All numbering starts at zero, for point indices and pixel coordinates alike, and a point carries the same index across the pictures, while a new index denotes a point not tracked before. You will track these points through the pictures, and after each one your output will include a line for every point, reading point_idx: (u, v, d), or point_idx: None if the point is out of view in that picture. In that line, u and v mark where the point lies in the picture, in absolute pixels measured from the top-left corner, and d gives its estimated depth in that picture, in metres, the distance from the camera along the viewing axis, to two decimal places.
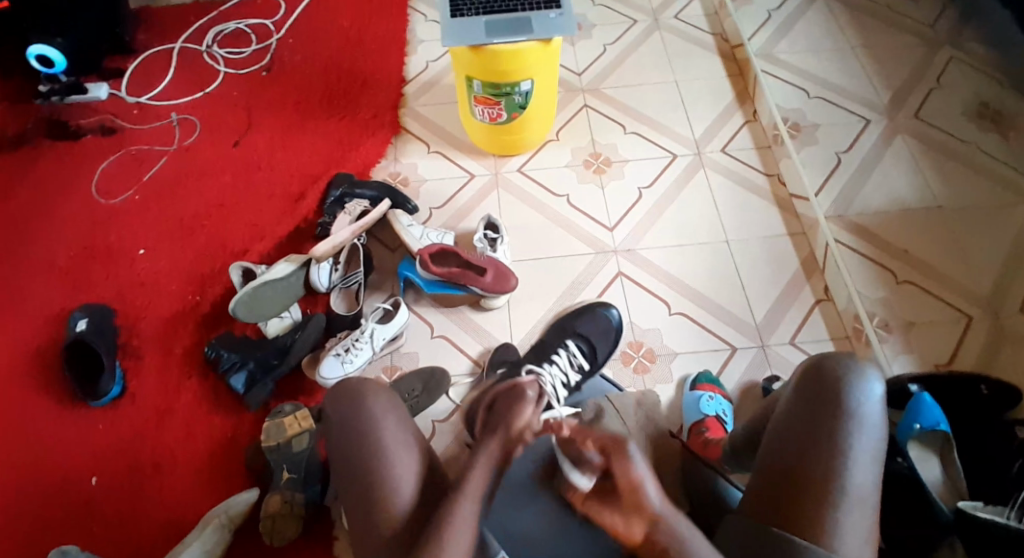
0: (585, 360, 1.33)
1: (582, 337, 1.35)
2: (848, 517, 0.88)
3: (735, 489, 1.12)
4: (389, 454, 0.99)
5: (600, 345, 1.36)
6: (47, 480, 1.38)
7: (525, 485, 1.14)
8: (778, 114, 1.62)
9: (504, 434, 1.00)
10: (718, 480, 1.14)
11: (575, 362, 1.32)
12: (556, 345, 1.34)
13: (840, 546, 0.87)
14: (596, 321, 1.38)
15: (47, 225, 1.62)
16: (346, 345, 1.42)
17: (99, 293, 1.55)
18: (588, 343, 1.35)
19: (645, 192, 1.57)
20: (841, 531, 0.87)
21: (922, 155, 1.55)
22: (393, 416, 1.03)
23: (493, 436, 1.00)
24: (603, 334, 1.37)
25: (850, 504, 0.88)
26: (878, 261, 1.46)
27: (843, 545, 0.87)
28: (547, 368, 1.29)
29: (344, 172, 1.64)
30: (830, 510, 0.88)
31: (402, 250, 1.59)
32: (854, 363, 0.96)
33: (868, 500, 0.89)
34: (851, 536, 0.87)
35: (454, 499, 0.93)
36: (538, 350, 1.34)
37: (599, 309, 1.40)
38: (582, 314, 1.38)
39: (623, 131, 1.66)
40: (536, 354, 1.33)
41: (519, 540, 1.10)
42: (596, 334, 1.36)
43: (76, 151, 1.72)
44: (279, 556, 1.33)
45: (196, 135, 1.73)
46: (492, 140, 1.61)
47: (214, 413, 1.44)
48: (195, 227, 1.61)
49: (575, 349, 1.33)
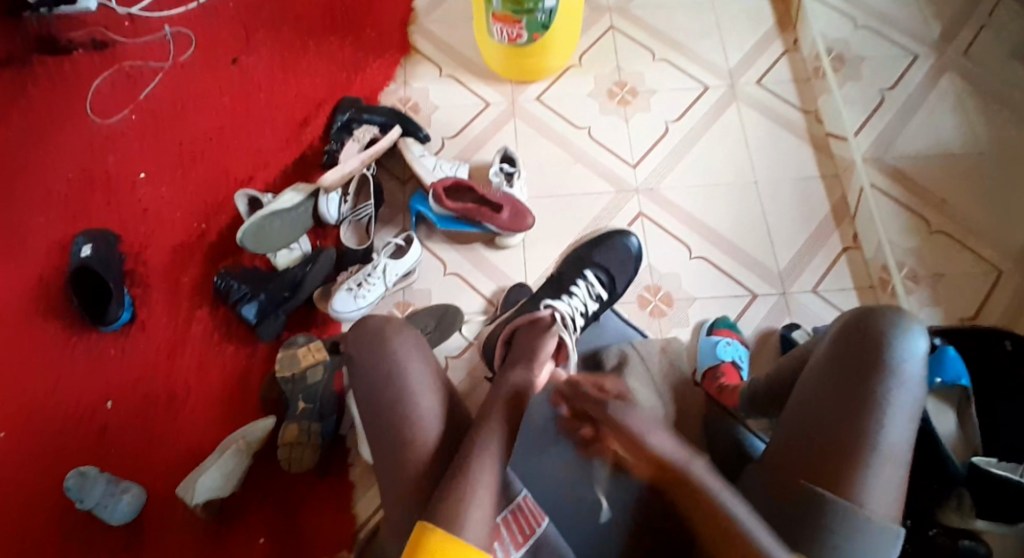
0: (603, 291, 1.29)
1: (600, 268, 1.31)
2: (881, 475, 0.84)
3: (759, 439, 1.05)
4: (416, 396, 0.95)
5: (618, 277, 1.31)
6: (60, 406, 1.37)
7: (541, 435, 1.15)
8: (822, 43, 1.52)
9: (526, 364, 1.01)
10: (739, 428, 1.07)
11: (593, 292, 1.28)
12: (573, 277, 1.30)
13: (870, 504, 0.83)
14: (613, 253, 1.33)
15: (45, 148, 1.56)
16: (358, 280, 1.37)
17: (101, 219, 1.50)
18: (606, 273, 1.30)
19: (672, 126, 1.50)
20: (872, 488, 0.83)
21: (968, 96, 1.45)
22: (417, 357, 0.99)
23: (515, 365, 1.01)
24: (621, 265, 1.32)
25: (882, 461, 0.84)
26: (912, 207, 1.39)
27: (873, 502, 0.83)
28: (565, 299, 1.25)
29: (351, 95, 1.56)
30: (862, 466, 0.84)
31: (412, 182, 1.52)
32: (897, 319, 0.91)
33: (902, 459, 0.85)
34: (881, 494, 0.84)
35: (480, 441, 0.89)
36: (552, 283, 1.30)
37: (617, 238, 1.34)
38: (598, 244, 1.33)
39: (652, 58, 1.57)
40: (553, 286, 1.29)
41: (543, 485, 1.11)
42: (614, 265, 1.32)
43: (69, 67, 1.63)
44: (290, 486, 1.32)
45: (191, 51, 1.64)
46: (510, 65, 1.52)
47: (226, 345, 1.41)
48: (196, 152, 1.55)
49: (594, 279, 1.29)
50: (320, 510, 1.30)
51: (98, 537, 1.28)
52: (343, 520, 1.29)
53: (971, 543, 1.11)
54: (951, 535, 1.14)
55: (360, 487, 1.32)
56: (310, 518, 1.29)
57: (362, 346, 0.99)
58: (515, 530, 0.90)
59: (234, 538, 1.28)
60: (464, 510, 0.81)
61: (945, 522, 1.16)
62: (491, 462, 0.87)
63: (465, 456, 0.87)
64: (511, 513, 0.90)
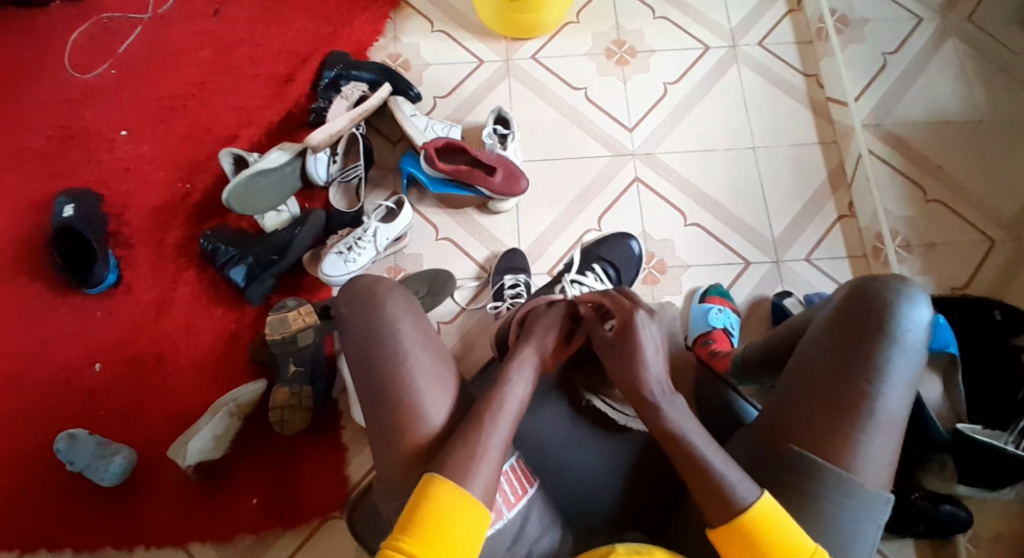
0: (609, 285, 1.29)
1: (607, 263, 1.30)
2: (874, 442, 0.84)
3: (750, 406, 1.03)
4: (414, 366, 0.91)
5: (625, 275, 1.31)
6: (46, 371, 1.35)
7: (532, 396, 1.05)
8: (827, 4, 1.48)
9: (537, 342, 0.95)
10: (729, 392, 1.05)
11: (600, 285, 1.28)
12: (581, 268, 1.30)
13: (861, 469, 0.84)
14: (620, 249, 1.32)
15: (20, 104, 1.50)
16: (348, 243, 1.34)
17: (82, 178, 1.46)
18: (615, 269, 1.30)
19: (670, 89, 1.47)
20: (864, 454, 0.84)
21: (971, 62, 1.43)
22: (409, 318, 0.95)
23: (528, 343, 0.95)
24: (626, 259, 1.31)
25: (878, 427, 0.84)
26: (909, 174, 1.38)
27: (863, 468, 0.84)
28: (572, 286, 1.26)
29: (338, 50, 1.51)
30: (856, 433, 0.84)
31: (403, 143, 1.48)
32: (901, 287, 0.89)
33: (896, 426, 0.85)
34: (873, 461, 0.84)
35: (490, 418, 0.87)
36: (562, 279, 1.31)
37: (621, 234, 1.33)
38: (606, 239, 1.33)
39: (651, 16, 1.52)
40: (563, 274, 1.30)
41: (534, 444, 1.03)
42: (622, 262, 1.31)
43: (43, 19, 1.57)
44: (282, 450, 1.32)
45: (172, 3, 1.57)
46: (504, 22, 1.47)
47: (214, 308, 1.39)
48: (179, 109, 1.50)
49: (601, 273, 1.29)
50: (313, 471, 1.30)
51: (91, 500, 1.28)
52: (339, 480, 1.30)
53: (952, 509, 1.18)
54: (934, 499, 1.20)
55: (354, 448, 1.33)
56: (304, 478, 1.30)
57: (353, 307, 0.96)
58: (506, 490, 0.89)
59: (228, 498, 1.29)
60: (458, 478, 0.81)
61: (928, 486, 1.22)
62: (501, 439, 0.86)
63: (467, 435, 0.85)
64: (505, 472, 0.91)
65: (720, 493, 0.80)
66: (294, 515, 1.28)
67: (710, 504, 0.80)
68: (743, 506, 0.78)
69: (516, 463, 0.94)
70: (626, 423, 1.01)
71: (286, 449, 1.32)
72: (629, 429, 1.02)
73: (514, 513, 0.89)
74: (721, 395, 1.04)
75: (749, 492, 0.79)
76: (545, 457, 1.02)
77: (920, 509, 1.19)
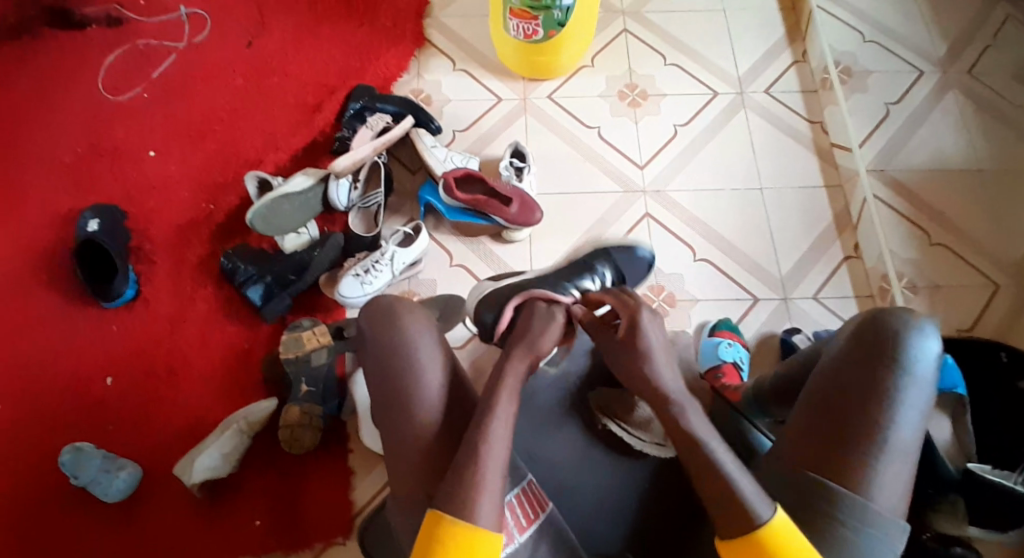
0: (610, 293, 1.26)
1: (615, 268, 1.27)
2: (888, 471, 0.86)
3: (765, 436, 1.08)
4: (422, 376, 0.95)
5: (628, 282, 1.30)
6: (58, 382, 1.36)
7: (554, 415, 1.11)
8: (831, 55, 1.55)
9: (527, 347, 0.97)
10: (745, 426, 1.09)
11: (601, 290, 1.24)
12: (590, 267, 1.24)
13: (876, 496, 0.85)
14: (632, 258, 1.30)
15: (56, 124, 1.56)
16: (366, 266, 1.37)
17: (108, 194, 1.50)
18: (620, 275, 1.27)
19: (681, 130, 1.53)
20: (880, 483, 0.86)
21: (970, 115, 1.50)
22: (428, 335, 0.97)
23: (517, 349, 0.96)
24: (633, 267, 1.30)
25: (892, 455, 0.86)
26: (914, 219, 1.43)
27: (879, 494, 0.85)
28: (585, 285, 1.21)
29: (365, 83, 1.58)
30: (871, 461, 0.86)
31: (422, 172, 1.53)
32: (910, 318, 0.92)
33: (909, 454, 0.87)
34: (888, 489, 0.86)
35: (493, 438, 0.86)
36: (573, 267, 1.24)
37: (641, 244, 1.31)
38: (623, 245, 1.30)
39: (663, 63, 1.60)
40: (574, 267, 1.24)
41: (548, 466, 1.04)
42: (630, 274, 1.29)
43: (80, 43, 1.63)
44: (290, 471, 1.31)
45: (207, 33, 1.64)
46: (522, 61, 1.55)
47: (229, 326, 1.40)
48: (207, 132, 1.55)
49: (607, 277, 1.25)
50: (320, 491, 1.30)
51: (94, 513, 1.28)
52: (344, 505, 1.29)
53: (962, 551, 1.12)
54: (944, 541, 1.15)
55: (360, 471, 1.33)
56: (308, 499, 1.30)
57: (375, 323, 0.98)
58: (518, 512, 0.91)
59: (231, 518, 1.28)
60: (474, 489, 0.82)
61: (938, 527, 1.18)
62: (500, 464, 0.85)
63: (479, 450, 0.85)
64: (516, 495, 0.92)
65: (734, 506, 0.80)
66: (298, 539, 1.27)
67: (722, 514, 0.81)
68: (760, 521, 0.78)
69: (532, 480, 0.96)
70: (641, 448, 1.02)
71: (293, 470, 1.32)
72: (645, 453, 1.03)
73: (524, 538, 0.90)
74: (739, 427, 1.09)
75: (765, 506, 0.79)
76: (563, 481, 1.04)
77: (932, 551, 1.14)
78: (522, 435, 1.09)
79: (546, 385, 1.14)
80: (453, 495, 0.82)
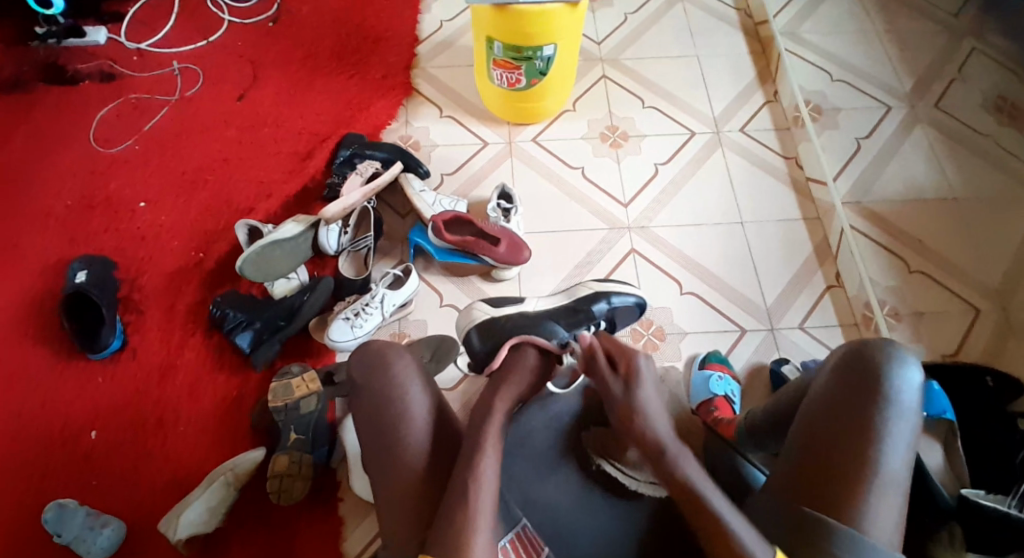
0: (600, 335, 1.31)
1: (608, 315, 1.30)
2: (882, 503, 0.86)
3: (759, 471, 1.04)
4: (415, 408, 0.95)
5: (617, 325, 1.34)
6: (43, 435, 1.33)
7: (547, 457, 1.09)
8: (801, 95, 1.62)
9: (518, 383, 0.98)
10: (738, 460, 1.06)
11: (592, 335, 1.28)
12: (584, 312, 1.28)
13: (872, 528, 0.85)
14: (629, 307, 1.33)
15: (45, 177, 1.57)
16: (356, 309, 1.38)
17: (98, 245, 1.50)
18: (610, 322, 1.32)
19: (662, 168, 1.58)
20: (874, 515, 0.85)
21: (939, 147, 1.56)
22: (417, 385, 0.98)
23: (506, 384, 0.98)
24: (629, 319, 1.34)
25: (884, 488, 0.86)
26: (892, 250, 1.47)
27: (875, 527, 0.85)
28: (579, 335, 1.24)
29: (355, 132, 1.61)
30: (864, 494, 0.86)
31: (412, 216, 1.55)
32: (892, 349, 0.94)
33: (901, 486, 0.87)
34: (883, 521, 0.86)
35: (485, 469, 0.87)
36: (566, 312, 1.27)
37: (637, 297, 1.33)
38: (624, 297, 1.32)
39: (641, 105, 1.66)
40: (569, 316, 1.27)
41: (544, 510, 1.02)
42: (619, 318, 1.33)
43: (73, 98, 1.66)
44: (280, 520, 1.28)
45: (199, 86, 1.68)
46: (507, 108, 1.59)
47: (217, 374, 1.39)
48: (198, 182, 1.57)
49: (599, 326, 1.29)
50: (310, 541, 1.27)
51: None
52: (335, 556, 1.26)
53: None
54: None
55: (352, 520, 1.30)
56: (298, 550, 1.26)
57: (367, 368, 0.99)
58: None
59: None
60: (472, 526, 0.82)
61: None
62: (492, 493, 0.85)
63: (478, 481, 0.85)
64: (511, 540, 0.88)
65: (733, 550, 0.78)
66: None
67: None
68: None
69: (528, 525, 0.92)
70: (638, 486, 0.99)
71: (283, 519, 1.29)
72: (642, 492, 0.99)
73: None
74: (729, 462, 1.06)
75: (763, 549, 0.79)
76: (557, 523, 1.00)
77: None
78: (516, 477, 1.07)
79: (535, 423, 1.13)
80: (453, 528, 0.82)
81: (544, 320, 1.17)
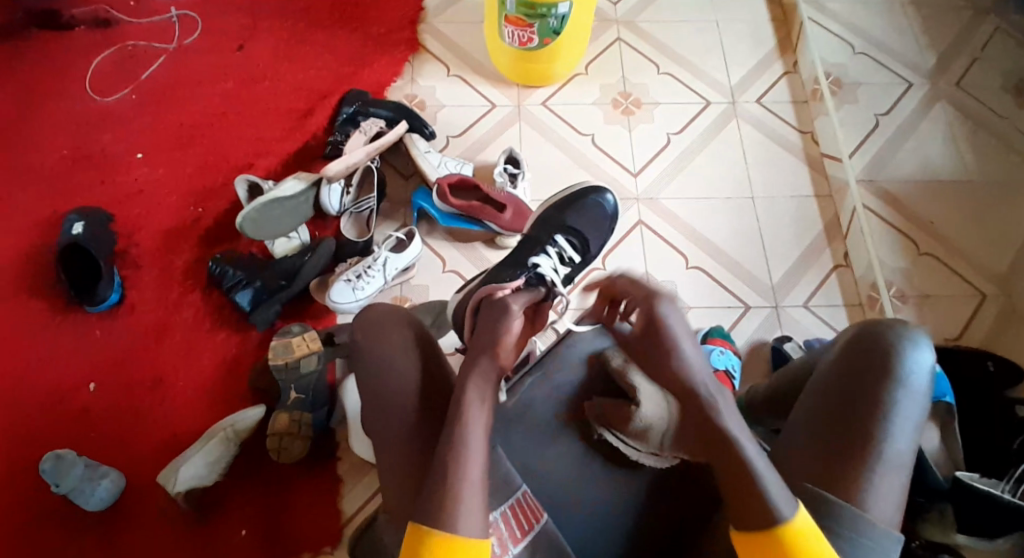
0: (576, 254, 1.26)
1: (570, 229, 1.27)
2: (883, 481, 0.84)
3: None
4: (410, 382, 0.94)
5: (589, 234, 1.29)
6: (41, 389, 1.33)
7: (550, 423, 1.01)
8: (821, 67, 1.58)
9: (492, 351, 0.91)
10: None
11: (564, 257, 1.24)
12: (542, 241, 1.25)
13: (873, 507, 0.83)
14: (585, 212, 1.29)
15: (39, 125, 1.53)
16: (358, 272, 1.36)
17: (94, 197, 1.47)
18: (578, 237, 1.27)
19: (674, 139, 1.54)
20: (874, 494, 0.83)
21: (958, 127, 1.53)
22: (411, 362, 0.96)
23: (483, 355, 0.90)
24: (595, 224, 1.29)
25: (887, 467, 0.84)
26: (903, 230, 1.45)
27: (875, 507, 0.83)
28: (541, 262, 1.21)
29: (358, 88, 1.57)
30: (867, 471, 0.84)
31: (416, 177, 1.52)
32: (904, 330, 0.92)
33: (905, 466, 0.85)
34: (883, 499, 0.83)
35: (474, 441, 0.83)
36: (523, 247, 1.25)
37: (592, 194, 1.30)
38: (573, 203, 1.28)
39: (655, 72, 1.61)
40: (524, 249, 1.25)
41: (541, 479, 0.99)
42: (586, 225, 1.28)
43: (69, 44, 1.61)
44: (276, 480, 1.29)
45: (197, 36, 1.63)
46: (517, 68, 1.55)
47: (216, 332, 1.38)
48: (197, 136, 1.53)
49: (563, 243, 1.25)
50: (306, 500, 1.28)
51: (74, 524, 1.24)
52: (330, 515, 1.27)
53: None
54: (933, 549, 1.09)
55: (349, 480, 1.30)
56: (293, 509, 1.27)
57: (366, 333, 0.98)
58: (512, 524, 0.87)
59: (215, 528, 1.25)
60: (459, 491, 0.79)
61: (926, 535, 1.14)
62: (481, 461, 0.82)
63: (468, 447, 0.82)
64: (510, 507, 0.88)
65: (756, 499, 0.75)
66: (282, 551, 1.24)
67: (743, 508, 0.76)
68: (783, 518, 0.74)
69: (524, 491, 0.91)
70: (638, 458, 0.96)
71: (279, 478, 1.29)
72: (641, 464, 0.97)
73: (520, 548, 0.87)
74: None
75: (788, 505, 0.75)
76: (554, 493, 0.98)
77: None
78: (512, 442, 1.00)
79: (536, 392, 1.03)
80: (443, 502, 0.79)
81: (507, 266, 1.20)
